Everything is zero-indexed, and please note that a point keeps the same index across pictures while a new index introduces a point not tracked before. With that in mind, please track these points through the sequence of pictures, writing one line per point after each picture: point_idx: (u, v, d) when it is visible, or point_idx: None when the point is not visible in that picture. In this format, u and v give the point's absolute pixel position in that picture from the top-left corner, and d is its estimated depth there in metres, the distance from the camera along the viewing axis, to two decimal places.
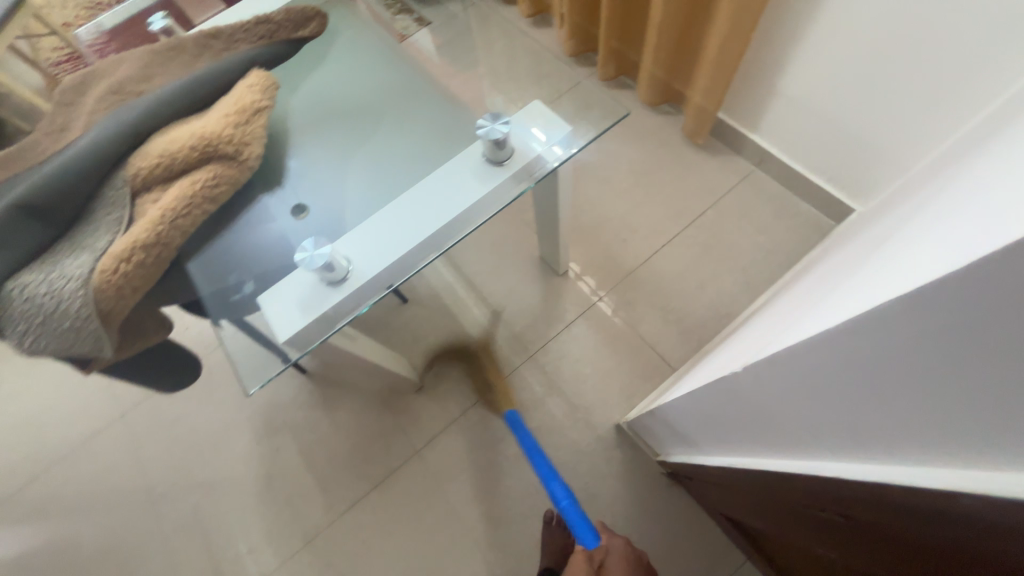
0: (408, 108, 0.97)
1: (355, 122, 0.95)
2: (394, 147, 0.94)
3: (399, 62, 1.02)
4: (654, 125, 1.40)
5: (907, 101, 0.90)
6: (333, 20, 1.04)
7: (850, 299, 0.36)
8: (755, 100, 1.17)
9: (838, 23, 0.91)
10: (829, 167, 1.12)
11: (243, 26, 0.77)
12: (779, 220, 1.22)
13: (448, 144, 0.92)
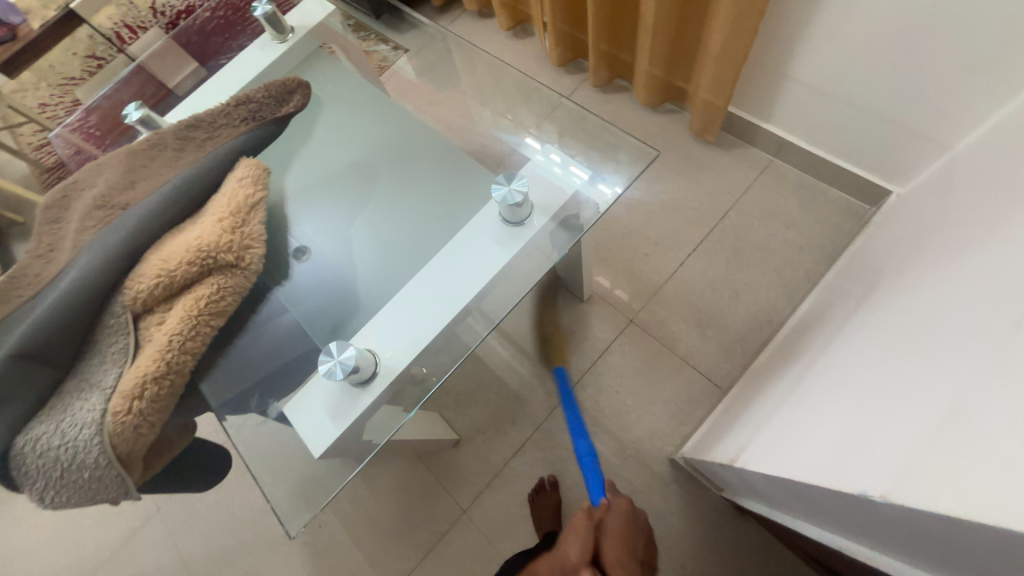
0: (405, 161, 0.91)
1: (353, 186, 0.90)
2: (399, 207, 0.88)
3: (388, 113, 0.96)
4: (657, 127, 1.33)
5: (941, 77, 0.83)
6: (312, 77, 0.98)
7: (981, 460, 0.31)
8: (766, 90, 1.10)
9: (856, 3, 0.84)
10: (857, 151, 1.05)
11: (222, 110, 0.74)
12: (809, 213, 1.15)
13: (454, 195, 0.86)
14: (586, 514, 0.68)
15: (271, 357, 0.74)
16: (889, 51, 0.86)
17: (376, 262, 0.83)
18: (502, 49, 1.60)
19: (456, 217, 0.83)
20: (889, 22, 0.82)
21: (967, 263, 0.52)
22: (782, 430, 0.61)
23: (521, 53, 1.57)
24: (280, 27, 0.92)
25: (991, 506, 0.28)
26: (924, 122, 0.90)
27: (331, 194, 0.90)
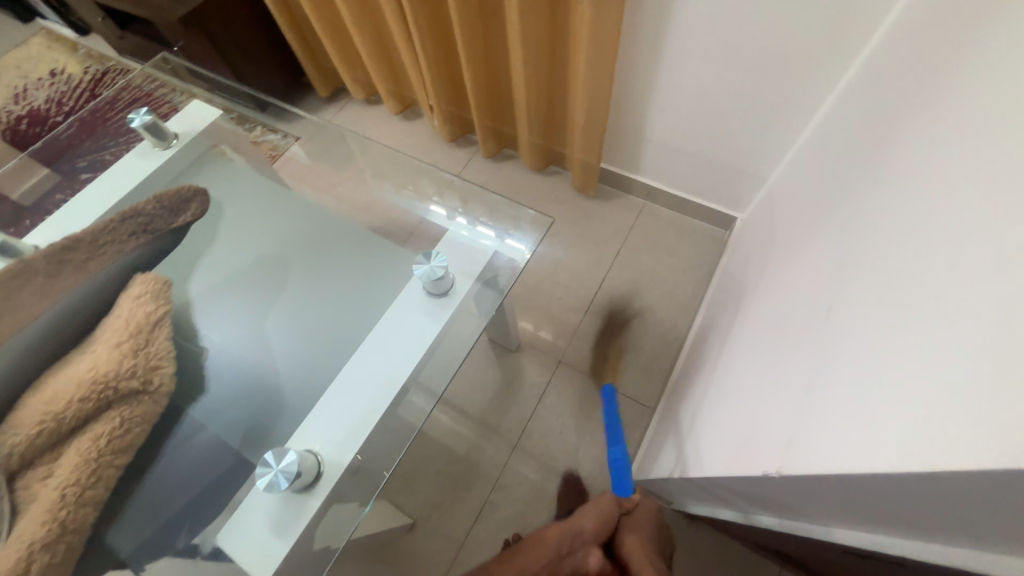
0: (318, 247, 0.91)
1: (264, 279, 0.88)
2: (318, 296, 0.86)
3: (294, 202, 0.96)
4: (547, 186, 1.50)
5: (747, 129, 1.08)
6: (203, 175, 0.95)
7: (844, 420, 0.38)
8: (628, 147, 1.32)
9: (676, 79, 1.08)
10: (706, 189, 1.29)
11: (106, 228, 0.78)
12: (683, 242, 1.36)
13: (374, 273, 0.87)
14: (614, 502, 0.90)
15: (191, 479, 0.67)
16: (708, 111, 1.10)
17: (299, 355, 0.80)
18: (394, 131, 1.70)
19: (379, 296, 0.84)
20: (704, 90, 1.06)
21: (803, 265, 0.67)
22: (704, 430, 0.72)
23: (413, 133, 1.69)
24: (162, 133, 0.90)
25: (852, 455, 0.35)
26: (744, 162, 1.16)
27: (240, 294, 0.86)
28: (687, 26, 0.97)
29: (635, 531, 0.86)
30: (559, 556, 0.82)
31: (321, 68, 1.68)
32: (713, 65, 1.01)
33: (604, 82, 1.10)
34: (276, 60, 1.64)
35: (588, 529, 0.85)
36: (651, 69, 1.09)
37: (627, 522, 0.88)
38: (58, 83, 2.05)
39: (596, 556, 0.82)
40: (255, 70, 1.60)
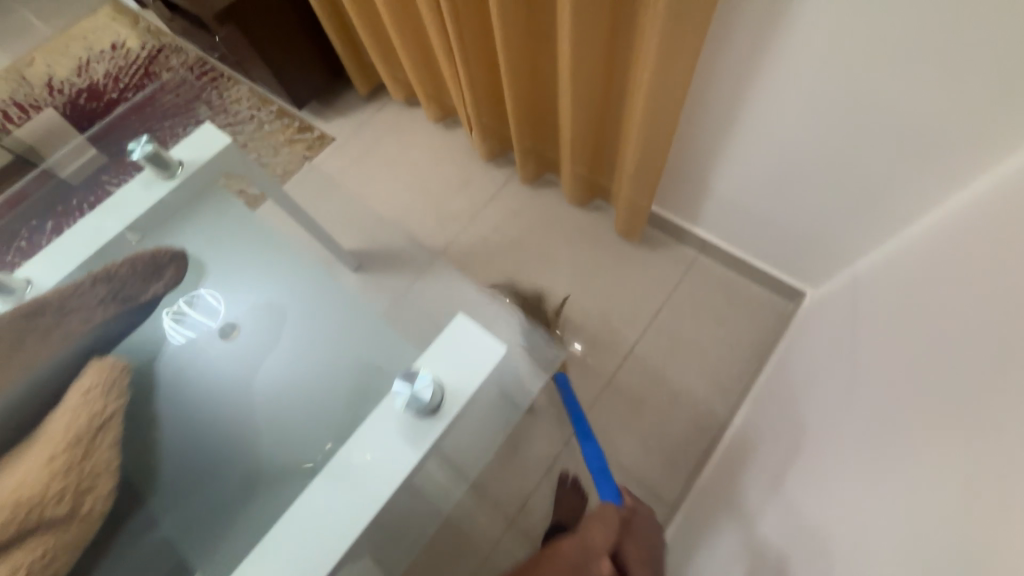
0: (300, 314, 0.99)
1: (249, 340, 0.96)
2: (302, 361, 0.94)
3: (283, 262, 1.03)
4: (587, 223, 1.35)
5: (837, 204, 0.88)
6: (201, 227, 1.00)
7: None
8: (686, 196, 1.14)
9: (755, 135, 0.90)
10: (773, 256, 1.10)
11: (79, 290, 0.84)
12: (736, 311, 1.18)
13: (346, 350, 0.95)
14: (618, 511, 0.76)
15: (154, 561, 0.77)
16: (791, 172, 0.90)
17: (274, 423, 0.89)
18: (431, 141, 1.58)
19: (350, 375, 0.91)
20: (791, 149, 0.87)
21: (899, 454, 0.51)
22: None
23: (450, 145, 1.56)
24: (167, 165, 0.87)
25: None
26: (827, 237, 0.96)
27: (236, 343, 0.96)
28: (784, 71, 0.77)
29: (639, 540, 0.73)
30: (573, 568, 0.71)
31: (361, 66, 1.58)
32: (805, 126, 0.81)
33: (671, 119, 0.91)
34: (317, 55, 1.55)
35: (602, 543, 0.70)
36: (725, 117, 0.91)
37: (631, 526, 0.74)
38: (117, 58, 2.07)
39: (608, 566, 0.66)
40: (294, 66, 1.51)
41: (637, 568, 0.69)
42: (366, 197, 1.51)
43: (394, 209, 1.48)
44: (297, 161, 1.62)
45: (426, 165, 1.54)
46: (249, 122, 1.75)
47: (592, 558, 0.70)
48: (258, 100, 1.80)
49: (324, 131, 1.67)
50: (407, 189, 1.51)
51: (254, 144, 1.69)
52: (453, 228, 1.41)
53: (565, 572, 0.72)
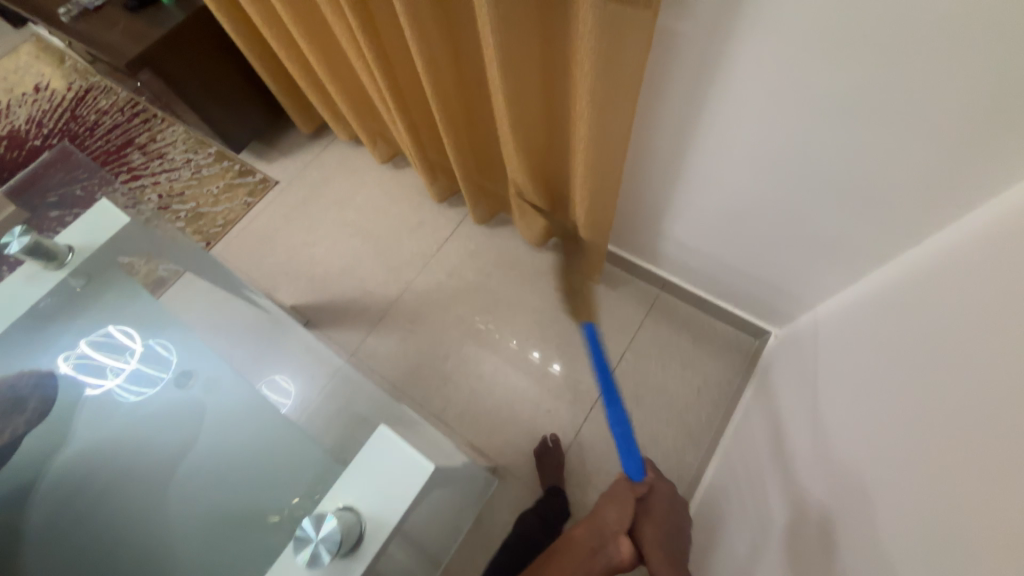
0: (220, 408, 0.92)
1: (162, 444, 0.90)
2: (221, 452, 0.89)
3: (199, 352, 0.96)
4: (545, 263, 1.30)
5: (791, 249, 0.85)
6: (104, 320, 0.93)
7: None
8: (642, 236, 1.10)
9: (706, 181, 0.86)
10: (733, 294, 1.06)
11: None
12: (701, 350, 1.14)
13: (273, 449, 0.88)
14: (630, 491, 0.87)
15: None
16: (743, 219, 0.87)
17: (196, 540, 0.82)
18: (381, 180, 1.50)
19: (272, 463, 0.87)
20: (741, 195, 0.83)
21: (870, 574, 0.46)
22: None
23: (401, 184, 1.49)
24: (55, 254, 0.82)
25: None
26: (784, 280, 0.92)
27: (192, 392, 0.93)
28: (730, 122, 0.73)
29: (653, 517, 0.84)
30: (594, 559, 0.77)
31: (301, 104, 1.49)
32: (751, 174, 0.78)
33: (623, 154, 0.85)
34: (251, 95, 1.46)
35: (617, 524, 0.81)
36: (674, 162, 0.86)
37: (648, 510, 0.85)
38: (41, 100, 1.92)
39: (626, 545, 0.79)
40: (227, 108, 1.41)
41: (656, 542, 0.81)
42: (313, 244, 1.42)
43: (342, 255, 1.39)
44: (239, 209, 1.52)
45: (376, 206, 1.47)
46: (185, 166, 1.64)
47: (611, 539, 0.80)
48: (194, 141, 1.68)
49: (266, 173, 1.57)
50: (356, 233, 1.42)
51: (191, 191, 1.58)
52: (405, 274, 1.34)
53: (588, 565, 0.77)
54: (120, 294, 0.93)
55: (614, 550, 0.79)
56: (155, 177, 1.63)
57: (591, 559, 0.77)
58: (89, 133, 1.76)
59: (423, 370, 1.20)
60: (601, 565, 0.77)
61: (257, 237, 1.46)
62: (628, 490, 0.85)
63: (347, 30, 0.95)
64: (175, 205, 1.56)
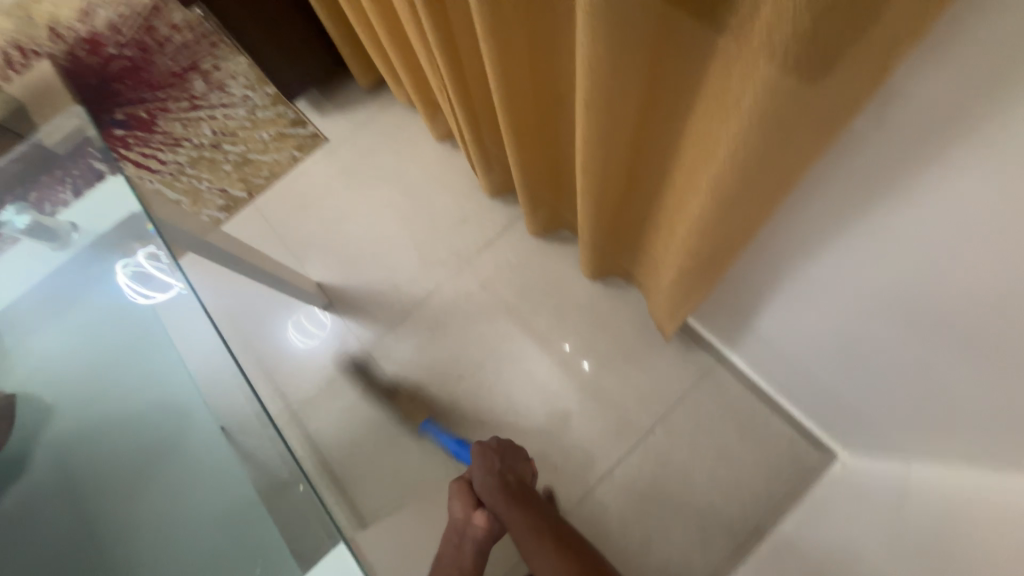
0: (199, 429, 0.73)
1: (135, 456, 0.74)
2: (192, 482, 0.72)
3: (171, 347, 0.76)
4: (590, 298, 1.15)
5: (897, 397, 0.66)
6: (94, 293, 0.78)
7: None
8: (717, 306, 0.92)
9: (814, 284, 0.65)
10: (808, 400, 0.89)
11: None
12: (744, 447, 0.98)
13: (248, 497, 0.69)
14: (460, 479, 0.86)
15: None
16: (850, 344, 0.67)
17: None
18: (432, 160, 1.37)
19: (242, 510, 0.69)
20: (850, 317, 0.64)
21: None
22: None
23: (453, 170, 1.34)
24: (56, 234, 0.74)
25: None
26: (880, 421, 0.74)
27: (171, 393, 0.75)
28: (872, 233, 0.52)
29: (477, 474, 0.83)
30: (458, 547, 0.79)
31: (363, 60, 1.35)
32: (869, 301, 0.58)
33: (704, 232, 0.63)
34: (310, 41, 1.33)
35: (459, 509, 0.82)
36: (774, 251, 0.67)
37: (470, 472, 0.84)
38: None
39: (477, 518, 0.79)
40: (284, 55, 1.30)
41: (487, 496, 0.80)
42: (350, 219, 1.33)
43: (378, 238, 1.30)
44: (285, 162, 1.44)
45: (421, 189, 1.34)
46: (242, 104, 1.56)
47: (463, 523, 0.80)
48: (255, 77, 1.59)
49: (318, 128, 1.46)
50: (395, 215, 1.32)
51: (243, 133, 1.51)
52: (437, 275, 1.23)
53: (455, 562, 0.77)
54: (107, 269, 0.77)
55: (472, 528, 0.79)
56: (212, 110, 1.57)
57: (454, 554, 0.78)
58: (158, 49, 1.67)
59: (434, 387, 1.13)
60: (467, 549, 0.77)
61: (297, 199, 1.39)
62: (454, 481, 0.86)
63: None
64: (226, 145, 1.51)
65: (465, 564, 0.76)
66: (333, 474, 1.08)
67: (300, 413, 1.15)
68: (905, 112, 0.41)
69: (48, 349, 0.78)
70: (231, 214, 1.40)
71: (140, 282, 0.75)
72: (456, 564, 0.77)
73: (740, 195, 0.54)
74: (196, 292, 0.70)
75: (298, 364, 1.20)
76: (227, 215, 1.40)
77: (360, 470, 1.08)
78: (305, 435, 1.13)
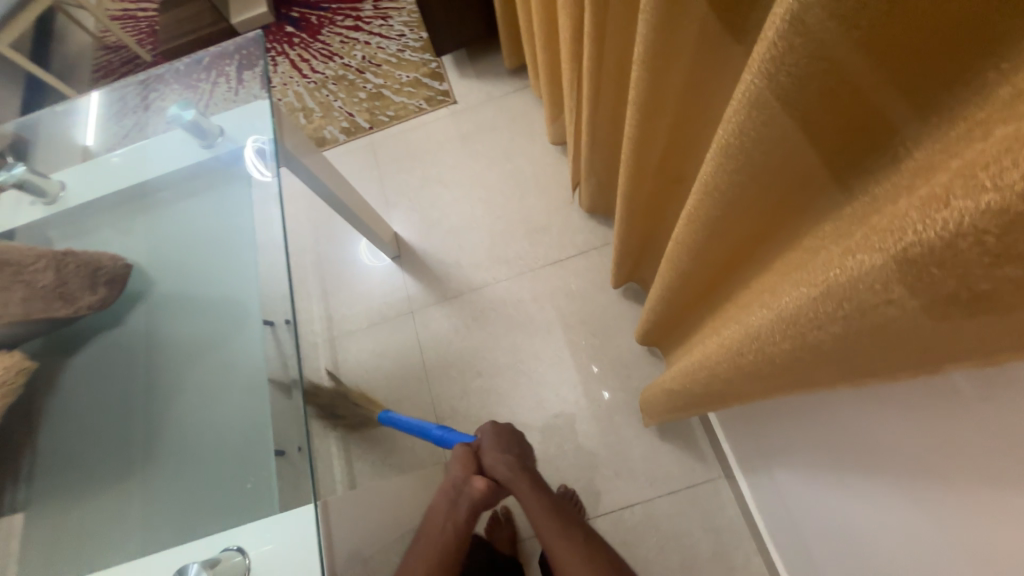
0: (244, 339, 0.81)
1: (189, 337, 0.82)
2: (222, 380, 0.80)
3: (251, 257, 0.83)
4: (628, 355, 1.13)
5: None
6: (215, 184, 0.86)
7: None
8: (746, 430, 0.87)
9: (833, 485, 0.60)
10: (794, 562, 0.84)
11: (56, 260, 0.70)
12: (709, 568, 0.95)
13: (260, 417, 0.76)
14: (465, 445, 0.89)
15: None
16: (848, 551, 0.62)
17: (176, 449, 0.77)
18: (539, 159, 1.37)
19: (251, 426, 0.76)
20: (855, 531, 0.59)
21: None
22: None
23: (555, 178, 1.34)
24: (205, 134, 0.82)
25: None
26: None
27: (234, 295, 0.83)
28: (911, 494, 0.45)
29: (487, 447, 0.87)
30: (454, 505, 0.83)
31: (518, 41, 1.35)
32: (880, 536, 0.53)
33: (709, 376, 0.53)
34: (476, 7, 1.36)
35: (459, 471, 0.85)
36: (804, 431, 0.62)
37: (483, 446, 0.88)
38: None
39: (479, 481, 0.82)
40: (446, 14, 1.35)
41: (500, 468, 0.85)
42: (445, 185, 1.39)
43: (462, 214, 1.35)
44: (410, 109, 1.50)
45: (518, 183, 1.35)
46: (395, 40, 1.63)
47: (463, 484, 0.84)
48: (415, 19, 1.66)
49: (451, 88, 1.51)
50: (485, 199, 1.35)
51: (386, 68, 1.59)
52: (498, 270, 1.26)
53: (450, 514, 0.82)
54: (228, 172, 0.86)
55: (470, 488, 0.82)
56: (369, 37, 1.66)
57: (450, 509, 0.82)
58: None
59: (453, 370, 1.19)
60: (464, 506, 0.82)
61: (408, 148, 1.46)
62: (460, 444, 0.88)
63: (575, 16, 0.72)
64: (368, 73, 1.60)
65: (458, 517, 0.81)
66: (341, 405, 1.20)
67: (336, 339, 1.27)
68: (983, 432, 0.34)
69: (155, 223, 0.87)
70: (348, 139, 1.51)
71: (259, 159, 0.81)
72: (449, 519, 0.82)
73: (748, 376, 0.44)
74: (284, 222, 0.78)
75: (352, 297, 1.30)
76: (345, 139, 1.51)
77: (365, 411, 1.18)
78: (333, 360, 1.25)
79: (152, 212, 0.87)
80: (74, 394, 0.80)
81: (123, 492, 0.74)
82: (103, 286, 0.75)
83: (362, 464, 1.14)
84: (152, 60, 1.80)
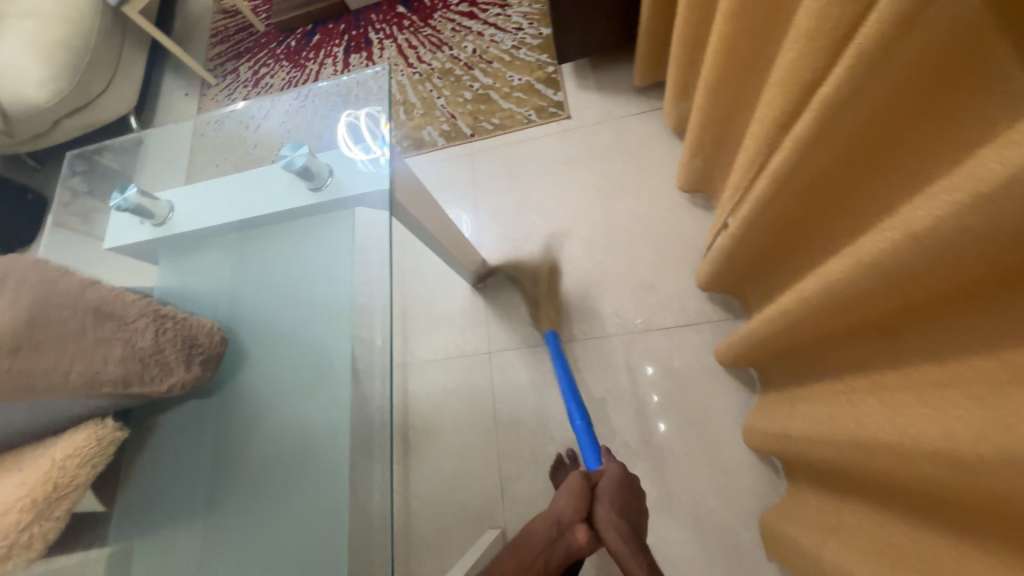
0: (328, 400, 0.75)
1: (275, 383, 0.78)
2: (302, 439, 0.75)
3: (346, 311, 0.76)
4: (730, 459, 0.97)
5: None
6: (321, 220, 0.79)
7: None
8: None
9: None
10: None
11: (158, 323, 0.69)
12: None
13: (334, 494, 0.70)
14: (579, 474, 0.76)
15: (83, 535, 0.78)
16: None
17: (251, 504, 0.74)
18: (657, 202, 1.18)
19: (327, 501, 0.70)
20: None
21: None
22: None
23: (674, 228, 1.15)
24: (315, 176, 0.76)
25: None
26: None
27: (323, 346, 0.77)
28: None
29: (604, 498, 0.74)
30: (551, 543, 0.69)
31: (659, 60, 1.15)
32: None
33: None
34: (616, 15, 1.16)
35: (569, 509, 0.72)
36: None
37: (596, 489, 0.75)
38: None
39: (584, 533, 0.68)
40: (580, 19, 1.16)
41: (611, 524, 0.70)
42: (545, 214, 1.25)
43: (558, 252, 1.21)
44: (517, 119, 1.36)
45: (628, 226, 1.18)
46: (511, 34, 1.47)
47: (566, 525, 0.70)
48: (537, 11, 1.47)
49: (566, 100, 1.33)
50: (588, 237, 1.20)
51: (497, 66, 1.44)
52: (592, 325, 1.13)
53: (545, 553, 0.68)
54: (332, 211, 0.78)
55: (572, 535, 0.69)
56: (483, 27, 1.51)
57: (543, 549, 0.68)
58: None
59: (527, 427, 1.10)
60: (561, 551, 0.69)
61: (510, 165, 1.33)
62: (577, 476, 0.76)
63: (793, 98, 0.53)
64: (477, 70, 1.46)
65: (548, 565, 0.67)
66: (407, 436, 1.15)
67: (410, 364, 1.21)
68: None
69: (258, 254, 0.83)
70: (447, 144, 1.40)
71: (352, 132, 0.79)
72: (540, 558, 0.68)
73: None
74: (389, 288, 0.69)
75: (430, 322, 1.24)
76: (443, 143, 1.40)
77: (430, 450, 1.13)
78: (404, 386, 1.20)
79: (256, 243, 0.83)
80: (164, 421, 0.79)
81: (199, 540, 0.73)
82: (196, 363, 0.73)
83: (419, 505, 1.10)
84: (264, 30, 1.77)
